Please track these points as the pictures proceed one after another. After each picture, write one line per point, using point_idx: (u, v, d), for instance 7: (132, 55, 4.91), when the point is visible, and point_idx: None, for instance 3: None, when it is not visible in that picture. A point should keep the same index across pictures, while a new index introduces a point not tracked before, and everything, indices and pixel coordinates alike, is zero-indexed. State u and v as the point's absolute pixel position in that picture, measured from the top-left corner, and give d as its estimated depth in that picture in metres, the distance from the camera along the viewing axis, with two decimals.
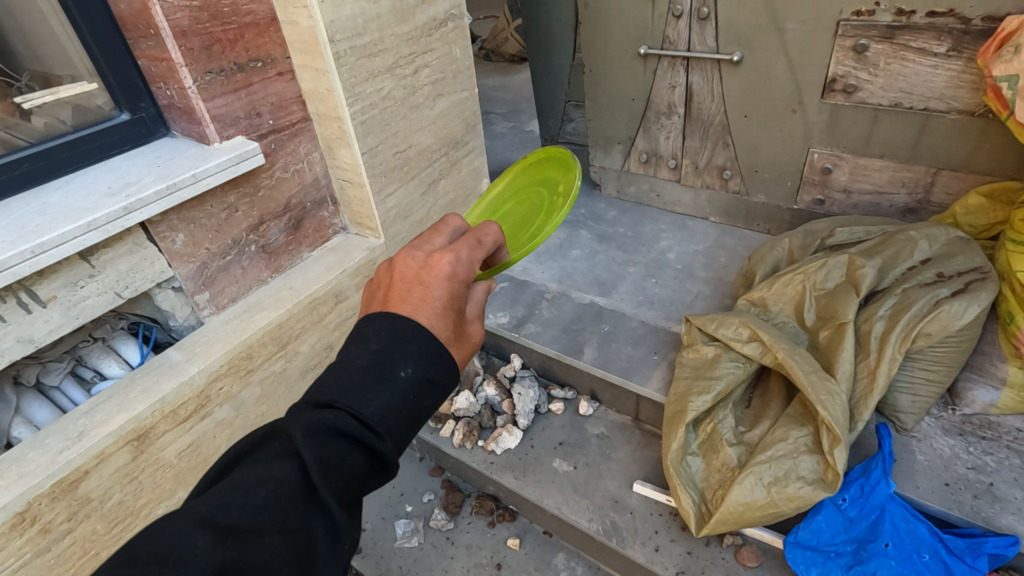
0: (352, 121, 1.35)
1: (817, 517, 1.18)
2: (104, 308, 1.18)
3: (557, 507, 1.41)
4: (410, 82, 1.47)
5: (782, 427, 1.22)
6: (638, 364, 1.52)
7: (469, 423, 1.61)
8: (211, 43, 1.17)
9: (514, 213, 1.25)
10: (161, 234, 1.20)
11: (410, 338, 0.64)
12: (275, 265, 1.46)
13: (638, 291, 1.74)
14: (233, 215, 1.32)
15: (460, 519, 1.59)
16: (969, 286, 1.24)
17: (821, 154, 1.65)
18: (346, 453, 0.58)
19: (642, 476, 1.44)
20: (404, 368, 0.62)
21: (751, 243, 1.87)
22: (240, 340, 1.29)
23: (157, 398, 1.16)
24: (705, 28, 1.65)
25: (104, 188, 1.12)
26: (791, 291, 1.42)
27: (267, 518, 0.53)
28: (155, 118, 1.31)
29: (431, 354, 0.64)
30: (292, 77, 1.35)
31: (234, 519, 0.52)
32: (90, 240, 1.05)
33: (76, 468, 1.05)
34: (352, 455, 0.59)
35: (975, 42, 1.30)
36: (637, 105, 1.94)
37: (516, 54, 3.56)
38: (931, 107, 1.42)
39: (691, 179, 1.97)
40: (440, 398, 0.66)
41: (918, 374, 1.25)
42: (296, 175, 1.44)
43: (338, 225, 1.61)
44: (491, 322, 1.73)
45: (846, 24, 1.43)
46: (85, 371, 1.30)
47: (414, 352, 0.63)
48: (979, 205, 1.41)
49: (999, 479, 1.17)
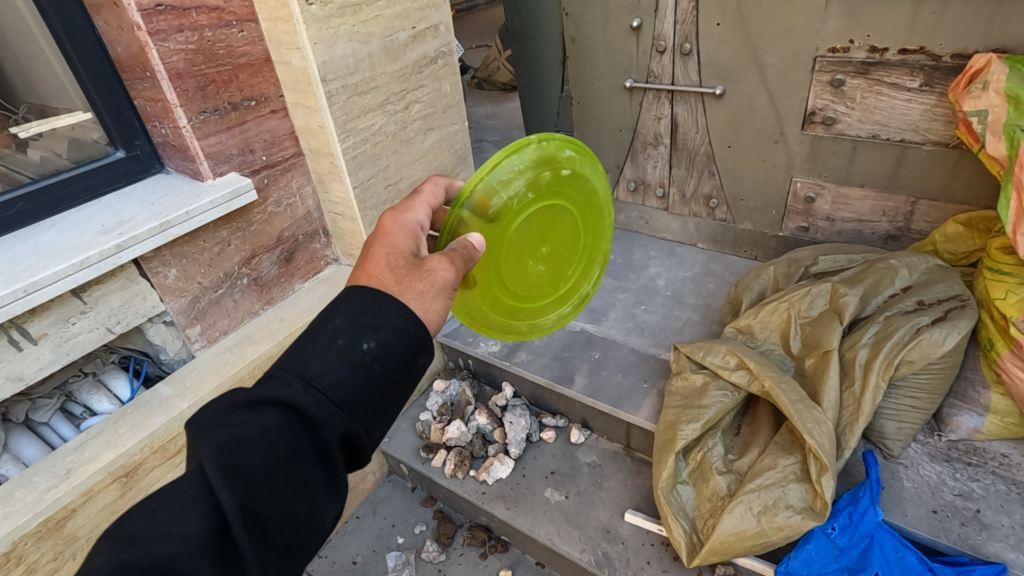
0: (343, 156, 1.39)
1: (807, 546, 1.17)
2: (95, 344, 1.19)
3: (548, 538, 1.41)
4: (400, 117, 1.50)
5: (771, 455, 1.22)
6: (628, 392, 1.53)
7: (461, 452, 1.62)
8: (206, 84, 1.20)
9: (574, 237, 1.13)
10: (153, 270, 1.22)
11: (351, 296, 0.72)
12: (267, 297, 1.48)
13: (628, 319, 1.76)
14: (225, 249, 1.33)
15: (452, 551, 1.58)
16: (948, 313, 1.27)
17: (803, 183, 1.69)
18: (261, 420, 0.61)
19: (634, 505, 1.44)
20: (332, 321, 0.69)
21: (739, 269, 1.90)
22: (230, 374, 1.30)
23: (147, 434, 1.16)
24: (688, 62, 1.70)
25: (98, 226, 1.14)
26: (776, 319, 1.44)
27: (173, 521, 0.55)
28: (150, 155, 1.34)
29: (362, 302, 0.71)
30: (285, 115, 1.39)
31: (144, 524, 0.55)
32: (82, 278, 1.06)
33: (63, 506, 1.05)
34: (269, 418, 0.62)
35: (946, 78, 1.34)
36: (624, 135, 1.99)
37: (506, 83, 3.64)
38: (907, 139, 1.46)
39: (679, 207, 2.01)
40: (385, 343, 0.69)
41: (903, 401, 1.26)
42: (288, 210, 1.46)
43: (329, 256, 1.63)
44: (482, 351, 1.74)
45: (822, 60, 1.48)
46: (74, 407, 1.30)
47: (344, 307, 0.70)
48: (958, 233, 1.44)
49: (986, 506, 1.18)
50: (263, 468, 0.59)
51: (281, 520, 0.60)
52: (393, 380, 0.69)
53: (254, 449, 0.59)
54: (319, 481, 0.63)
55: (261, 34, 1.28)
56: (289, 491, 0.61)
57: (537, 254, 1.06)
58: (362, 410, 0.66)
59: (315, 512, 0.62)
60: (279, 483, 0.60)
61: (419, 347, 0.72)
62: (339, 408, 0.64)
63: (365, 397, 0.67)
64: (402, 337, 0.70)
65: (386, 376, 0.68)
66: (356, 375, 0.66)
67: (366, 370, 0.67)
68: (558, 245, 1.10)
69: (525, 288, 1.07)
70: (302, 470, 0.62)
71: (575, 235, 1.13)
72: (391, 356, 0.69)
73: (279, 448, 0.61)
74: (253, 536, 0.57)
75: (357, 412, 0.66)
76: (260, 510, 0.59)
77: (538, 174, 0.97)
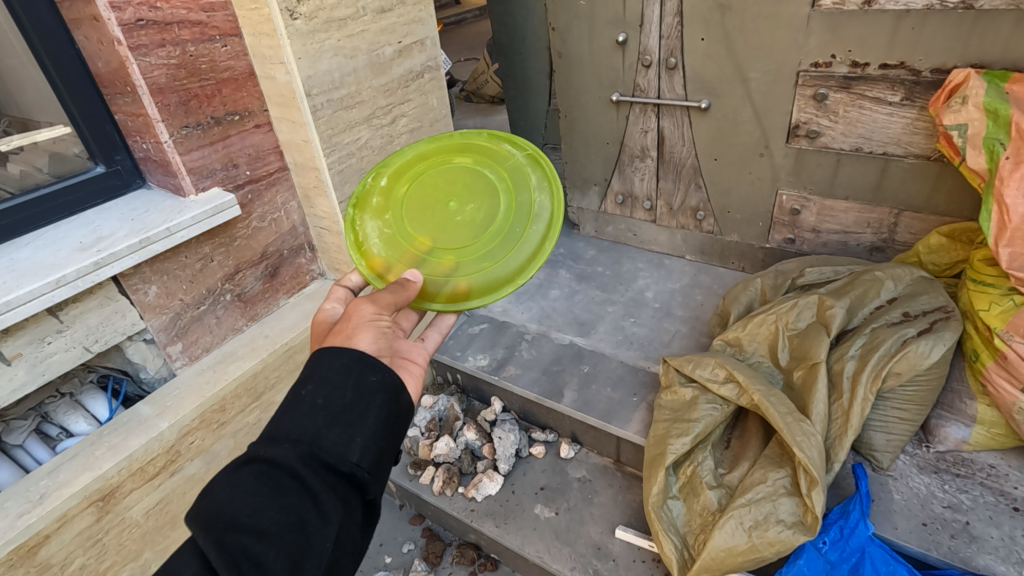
0: (329, 171, 1.38)
1: (799, 561, 1.15)
2: (71, 363, 1.17)
3: (538, 556, 1.39)
4: (387, 131, 1.49)
5: (761, 469, 1.22)
6: (618, 406, 1.51)
7: (449, 469, 1.60)
8: (189, 99, 1.19)
9: (460, 162, 1.15)
10: (133, 287, 1.19)
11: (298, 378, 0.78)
12: (251, 313, 1.46)
13: (617, 331, 1.75)
14: (208, 265, 1.31)
15: (440, 570, 1.55)
16: (933, 325, 1.27)
17: (789, 196, 1.70)
18: (236, 476, 0.65)
19: (624, 521, 1.42)
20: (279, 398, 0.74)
21: (727, 281, 1.90)
22: (212, 393, 1.28)
23: (124, 455, 1.13)
24: (673, 76, 1.72)
25: (76, 243, 1.11)
26: (764, 331, 1.44)
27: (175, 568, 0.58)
28: (131, 171, 1.32)
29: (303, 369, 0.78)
30: (270, 129, 1.38)
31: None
32: (57, 297, 1.03)
33: (36, 532, 1.01)
34: (245, 474, 0.65)
35: (926, 92, 1.36)
36: (611, 148, 1.99)
37: (495, 96, 3.66)
38: (890, 152, 1.48)
39: (666, 219, 2.02)
40: (319, 382, 0.72)
41: (891, 413, 1.27)
42: (273, 225, 1.45)
43: (316, 270, 1.61)
44: (470, 365, 1.72)
45: (805, 74, 1.49)
46: (50, 429, 1.27)
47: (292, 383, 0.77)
48: (941, 245, 1.46)
49: (975, 518, 1.18)
50: (241, 510, 0.61)
51: (272, 547, 0.60)
52: (345, 404, 0.71)
53: (232, 499, 0.62)
54: (300, 510, 0.63)
55: (244, 48, 1.27)
56: (268, 525, 0.61)
57: (457, 209, 1.12)
58: (323, 435, 0.68)
59: (305, 536, 0.62)
60: (258, 520, 0.61)
61: (363, 368, 0.75)
62: (294, 443, 0.67)
63: (325, 425, 0.69)
64: (334, 370, 0.73)
65: (332, 402, 0.70)
66: (307, 415, 0.69)
67: (310, 407, 0.70)
68: (463, 187, 1.13)
69: (489, 226, 1.11)
70: (279, 504, 0.63)
71: (451, 168, 1.14)
72: (330, 385, 0.72)
73: (251, 489, 0.63)
74: (242, 570, 0.57)
75: (322, 441, 0.68)
76: (247, 542, 0.59)
77: (380, 210, 1.12)
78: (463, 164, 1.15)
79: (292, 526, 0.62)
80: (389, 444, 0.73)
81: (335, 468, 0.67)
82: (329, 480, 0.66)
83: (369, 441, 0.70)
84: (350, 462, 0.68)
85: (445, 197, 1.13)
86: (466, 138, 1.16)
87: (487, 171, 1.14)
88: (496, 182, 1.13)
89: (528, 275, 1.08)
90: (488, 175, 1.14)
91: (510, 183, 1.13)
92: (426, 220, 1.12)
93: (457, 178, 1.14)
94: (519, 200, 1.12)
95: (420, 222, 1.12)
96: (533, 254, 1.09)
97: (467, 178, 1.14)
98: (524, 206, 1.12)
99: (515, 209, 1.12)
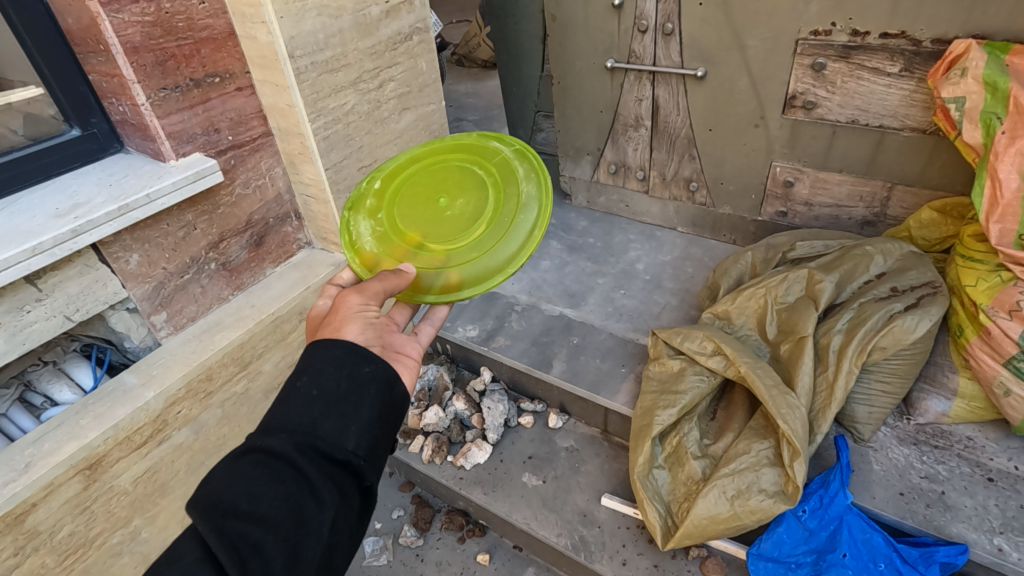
0: (314, 137, 1.34)
1: (779, 529, 1.19)
2: (52, 333, 1.15)
3: (526, 522, 1.41)
4: (374, 96, 1.45)
5: (745, 439, 1.24)
6: (606, 377, 1.53)
7: (438, 438, 1.61)
8: (166, 59, 1.14)
9: (452, 161, 1.18)
10: (114, 255, 1.17)
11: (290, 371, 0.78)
12: (237, 283, 1.44)
13: (607, 303, 1.75)
14: (191, 233, 1.29)
15: (430, 536, 1.59)
16: (920, 300, 1.28)
17: (783, 168, 1.68)
18: (234, 464, 0.64)
19: (610, 489, 1.45)
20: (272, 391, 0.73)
21: (717, 254, 1.90)
22: (199, 362, 1.26)
23: (110, 425, 1.13)
24: (670, 43, 1.67)
25: (52, 209, 1.08)
26: (753, 305, 1.45)
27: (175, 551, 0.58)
28: (108, 134, 1.28)
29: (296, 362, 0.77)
30: (252, 92, 1.33)
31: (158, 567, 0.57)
32: (34, 265, 1.00)
33: (22, 501, 1.01)
34: (241, 463, 0.64)
35: (925, 63, 1.34)
36: (605, 117, 1.96)
37: (487, 60, 3.57)
38: (886, 124, 1.46)
39: (659, 190, 2.00)
40: (315, 373, 0.72)
41: (874, 385, 1.28)
42: (257, 191, 1.41)
43: (302, 239, 1.59)
44: (460, 336, 1.72)
45: (804, 43, 1.46)
46: (34, 397, 1.26)
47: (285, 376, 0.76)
48: (932, 220, 1.45)
49: (950, 488, 1.21)
50: (240, 497, 0.61)
51: (270, 534, 0.59)
52: (341, 394, 0.71)
53: (229, 487, 0.62)
54: (298, 497, 0.63)
55: (223, 6, 1.22)
56: (267, 512, 0.61)
57: (448, 205, 1.12)
58: (318, 425, 0.68)
59: (304, 523, 0.62)
60: (256, 506, 0.61)
61: (357, 359, 0.75)
62: (291, 433, 0.67)
63: (321, 415, 0.69)
64: (330, 361, 0.73)
65: (328, 392, 0.70)
66: (303, 404, 0.69)
67: (306, 398, 0.70)
68: (454, 184, 1.15)
69: (479, 219, 1.10)
70: (277, 492, 0.62)
71: (442, 169, 1.18)
72: (326, 375, 0.72)
73: (249, 477, 0.62)
74: (243, 557, 0.57)
75: (318, 430, 0.68)
76: (246, 529, 0.59)
77: (373, 210, 1.13)
78: (454, 164, 1.18)
79: (289, 514, 0.61)
80: (383, 432, 0.73)
81: (331, 456, 0.67)
82: (325, 468, 0.66)
83: (364, 430, 0.71)
84: (346, 450, 0.68)
85: (436, 195, 1.14)
86: (456, 141, 1.21)
87: (476, 168, 1.16)
88: (485, 177, 1.14)
89: (519, 261, 1.03)
90: (477, 173, 1.15)
91: (498, 177, 1.13)
92: (417, 216, 1.12)
93: (448, 177, 1.16)
94: (508, 193, 1.12)
95: (410, 219, 1.12)
96: (523, 242, 1.05)
97: (457, 176, 1.16)
98: (512, 197, 1.11)
99: (504, 202, 1.11)
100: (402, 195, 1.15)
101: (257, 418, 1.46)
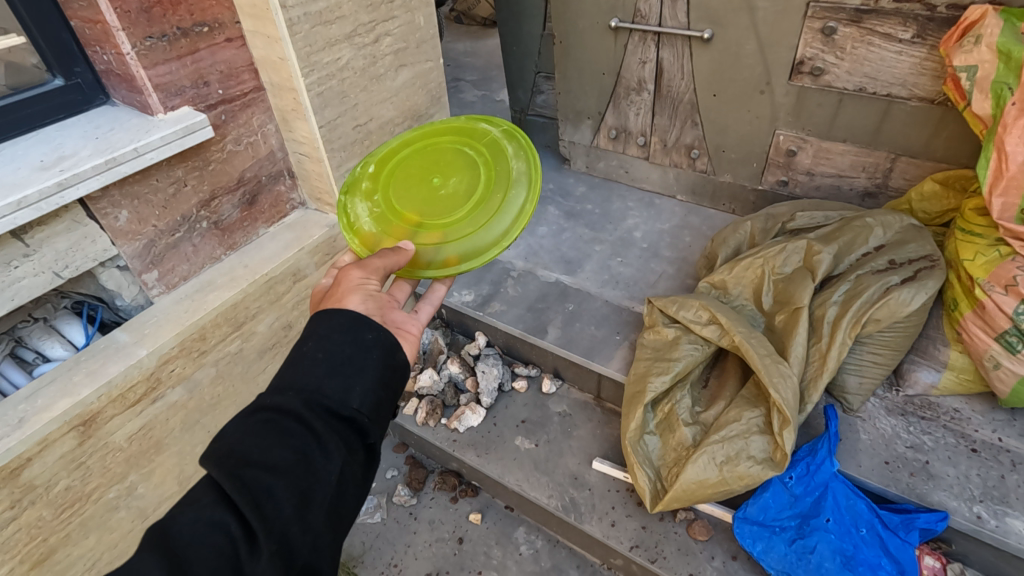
0: (308, 93, 1.30)
1: (765, 494, 1.22)
2: (42, 289, 1.13)
3: (517, 484, 1.44)
4: (370, 52, 1.40)
5: (736, 408, 1.25)
6: (600, 344, 1.53)
7: (433, 401, 1.62)
8: (151, 6, 1.09)
9: (442, 142, 1.16)
10: (102, 211, 1.14)
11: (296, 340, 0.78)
12: (229, 242, 1.42)
13: (603, 271, 1.74)
14: (181, 190, 1.26)
15: (423, 495, 1.62)
16: (917, 273, 1.28)
17: (786, 136, 1.66)
18: (243, 421, 0.64)
19: (601, 453, 1.47)
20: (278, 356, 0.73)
21: (716, 223, 1.88)
22: (192, 321, 1.26)
23: (104, 382, 1.12)
24: (676, 3, 1.62)
25: (37, 161, 1.05)
26: (749, 275, 1.44)
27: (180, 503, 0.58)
28: (92, 85, 1.23)
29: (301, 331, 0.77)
30: (243, 44, 1.28)
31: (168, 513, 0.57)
32: (21, 219, 0.98)
33: (17, 455, 1.02)
34: (250, 420, 0.64)
35: (938, 30, 1.30)
36: (607, 79, 1.91)
37: (487, 18, 3.46)
38: (893, 93, 1.43)
39: (659, 157, 1.96)
40: (321, 337, 0.72)
41: (866, 357, 1.29)
42: (249, 148, 1.37)
43: (296, 200, 1.56)
44: (455, 300, 1.71)
45: (815, 5, 1.41)
46: (25, 353, 1.25)
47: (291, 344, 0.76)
48: (934, 192, 1.44)
49: (934, 458, 1.23)
50: (250, 450, 0.61)
51: (280, 482, 0.60)
52: (346, 356, 0.70)
53: (240, 440, 0.62)
54: (305, 449, 0.63)
55: None
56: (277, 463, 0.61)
57: (441, 185, 1.11)
58: (324, 383, 0.68)
59: (312, 474, 0.62)
60: (266, 458, 0.61)
61: (359, 326, 0.74)
62: (298, 391, 0.67)
63: (327, 373, 0.68)
64: (334, 326, 0.73)
65: (333, 354, 0.70)
66: (310, 364, 0.69)
67: (312, 360, 0.69)
68: (446, 165, 1.13)
69: (471, 197, 1.08)
70: (286, 445, 0.62)
71: (433, 150, 1.15)
72: (331, 339, 0.72)
73: (258, 432, 0.62)
74: (254, 503, 0.58)
75: (325, 389, 0.68)
76: (258, 478, 0.59)
77: (368, 193, 1.11)
78: (445, 144, 1.16)
79: (298, 465, 0.61)
80: (388, 396, 0.72)
81: (337, 413, 0.67)
82: (332, 424, 0.66)
83: (370, 388, 0.70)
84: (352, 407, 0.68)
85: (429, 175, 1.12)
86: (445, 123, 1.19)
87: (466, 147, 1.14)
88: (476, 156, 1.12)
89: (514, 233, 1.02)
90: (467, 152, 1.13)
91: (488, 156, 1.12)
92: (411, 197, 1.10)
93: (440, 158, 1.14)
94: (499, 169, 1.10)
95: (405, 200, 1.09)
96: (517, 216, 1.05)
97: (449, 157, 1.14)
98: (503, 173, 1.09)
99: (495, 179, 1.09)
100: (396, 177, 1.13)
101: (251, 378, 1.46)
